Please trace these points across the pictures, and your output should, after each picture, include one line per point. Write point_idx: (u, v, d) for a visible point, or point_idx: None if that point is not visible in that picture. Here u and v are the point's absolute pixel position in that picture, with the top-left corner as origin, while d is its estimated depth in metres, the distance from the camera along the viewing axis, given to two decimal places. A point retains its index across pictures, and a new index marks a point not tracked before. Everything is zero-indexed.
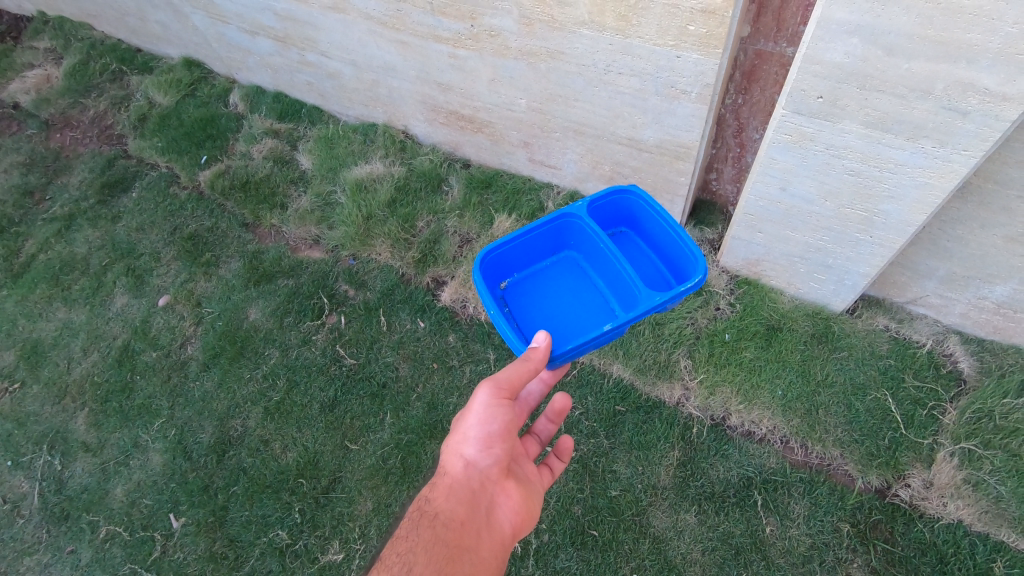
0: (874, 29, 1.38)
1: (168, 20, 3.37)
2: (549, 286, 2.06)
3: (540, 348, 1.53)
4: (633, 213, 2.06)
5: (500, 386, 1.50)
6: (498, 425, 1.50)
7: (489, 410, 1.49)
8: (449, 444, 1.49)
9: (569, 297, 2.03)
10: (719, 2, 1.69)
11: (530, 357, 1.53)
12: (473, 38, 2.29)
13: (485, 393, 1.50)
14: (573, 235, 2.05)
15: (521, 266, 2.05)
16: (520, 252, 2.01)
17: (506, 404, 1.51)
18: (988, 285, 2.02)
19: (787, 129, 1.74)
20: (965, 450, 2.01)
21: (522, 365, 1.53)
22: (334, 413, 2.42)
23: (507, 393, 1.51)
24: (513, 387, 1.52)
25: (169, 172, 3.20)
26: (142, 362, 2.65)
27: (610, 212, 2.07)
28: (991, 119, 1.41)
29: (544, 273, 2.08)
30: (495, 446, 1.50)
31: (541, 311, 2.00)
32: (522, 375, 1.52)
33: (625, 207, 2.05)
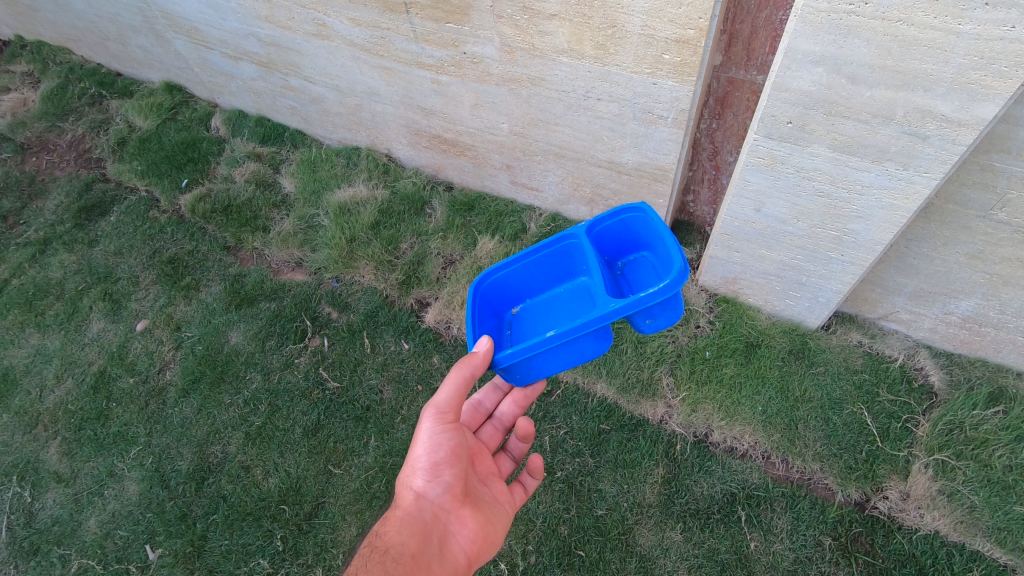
0: (837, 59, 1.46)
1: (149, 45, 3.38)
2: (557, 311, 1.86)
3: (479, 356, 1.56)
4: (643, 233, 1.78)
5: (442, 410, 1.58)
6: (445, 453, 1.57)
7: (434, 436, 1.57)
8: (401, 476, 1.57)
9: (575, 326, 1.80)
10: (691, 32, 1.76)
11: (465, 367, 1.56)
12: (456, 65, 2.34)
13: (430, 421, 1.58)
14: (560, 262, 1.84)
15: (530, 292, 1.91)
16: (521, 278, 1.86)
17: (450, 430, 1.59)
18: (954, 300, 2.10)
19: (759, 153, 1.81)
20: (939, 461, 2.07)
21: (457, 374, 1.55)
22: (317, 437, 2.39)
23: (450, 417, 1.59)
24: (455, 410, 1.60)
25: (148, 195, 3.18)
26: (118, 388, 2.60)
27: (616, 242, 1.83)
28: (949, 144, 1.49)
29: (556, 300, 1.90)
30: (443, 473, 1.56)
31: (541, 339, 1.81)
32: (458, 394, 1.58)
33: (633, 229, 1.79)
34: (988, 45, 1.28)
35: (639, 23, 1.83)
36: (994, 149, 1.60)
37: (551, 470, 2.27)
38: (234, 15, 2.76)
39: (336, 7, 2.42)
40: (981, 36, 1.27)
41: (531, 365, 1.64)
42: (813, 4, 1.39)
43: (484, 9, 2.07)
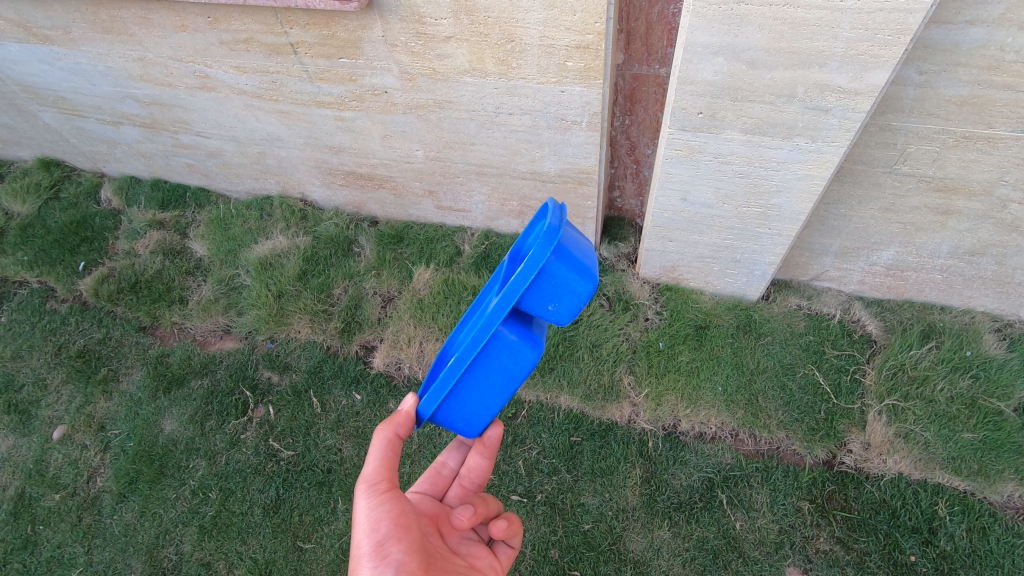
0: (735, 48, 1.48)
1: (13, 122, 3.05)
2: None
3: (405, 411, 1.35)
4: None
5: (374, 479, 1.31)
6: (387, 524, 1.26)
7: (373, 515, 1.27)
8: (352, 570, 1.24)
9: None
10: (591, 37, 1.74)
11: (390, 423, 1.35)
12: (357, 99, 2.23)
13: (363, 499, 1.29)
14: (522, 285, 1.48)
15: None
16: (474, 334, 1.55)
17: (389, 500, 1.30)
18: (875, 252, 2.21)
19: (677, 145, 1.83)
20: (890, 406, 2.17)
21: (381, 433, 1.34)
22: (280, 514, 2.23)
23: (386, 485, 1.32)
24: (392, 478, 1.34)
25: (41, 286, 2.87)
26: (42, 509, 2.32)
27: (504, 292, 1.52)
28: (850, 112, 1.55)
29: None
30: (392, 549, 1.23)
31: None
32: (389, 455, 1.34)
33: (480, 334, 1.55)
34: (871, 17, 1.32)
35: (538, 34, 1.78)
36: (890, 110, 1.66)
37: (531, 494, 2.21)
38: (104, 78, 2.52)
39: (217, 57, 2.23)
40: (863, 10, 1.32)
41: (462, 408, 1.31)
42: None
43: (376, 39, 1.96)
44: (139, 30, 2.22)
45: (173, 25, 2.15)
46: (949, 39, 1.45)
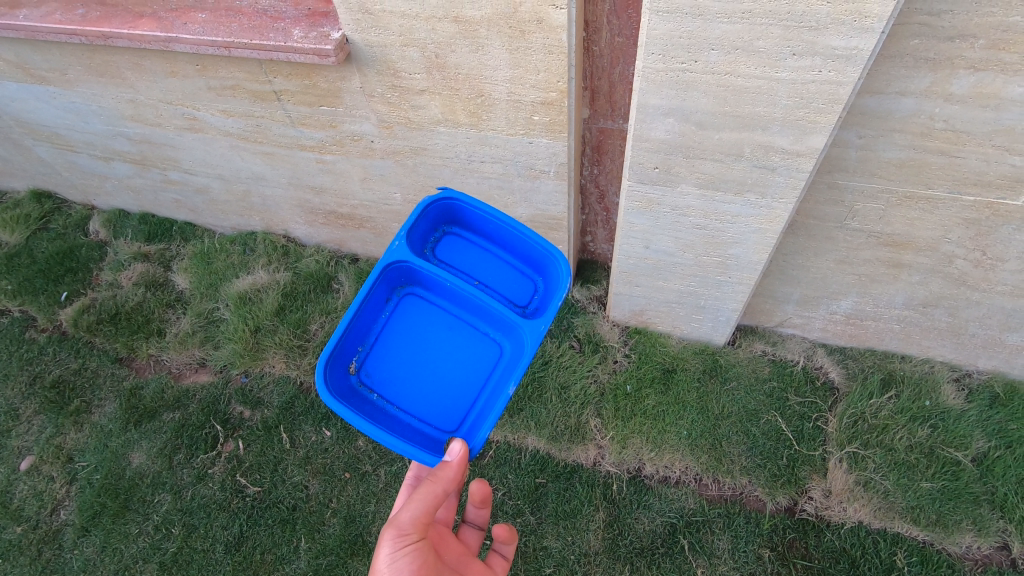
0: (684, 110, 1.57)
1: (8, 154, 3.14)
2: (422, 324, 1.90)
3: (453, 464, 1.47)
4: (352, 338, 1.81)
5: (406, 529, 1.36)
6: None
7: (397, 564, 1.32)
8: None
9: (441, 340, 1.89)
10: (554, 95, 1.84)
11: (438, 476, 1.44)
12: (337, 143, 2.33)
13: (390, 545, 1.34)
14: (404, 275, 1.88)
15: (361, 336, 1.85)
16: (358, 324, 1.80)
17: (416, 552, 1.35)
18: (835, 301, 2.28)
19: (636, 197, 1.91)
20: (851, 453, 2.20)
21: (427, 487, 1.42)
22: (242, 552, 2.22)
23: (416, 537, 1.37)
24: (421, 529, 1.38)
25: (22, 316, 2.91)
26: (3, 542, 2.31)
27: (382, 281, 1.84)
28: (795, 172, 1.64)
29: (399, 326, 1.90)
30: None
31: (430, 324, 1.91)
32: (428, 507, 1.40)
33: (358, 322, 1.81)
34: (805, 87, 1.42)
35: (505, 90, 1.88)
36: (835, 170, 1.75)
37: None
38: (97, 116, 2.62)
39: (204, 101, 2.33)
40: (797, 81, 1.41)
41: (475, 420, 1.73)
42: (651, 65, 1.49)
43: (355, 90, 2.05)
44: (131, 74, 2.32)
45: (163, 71, 2.24)
46: (883, 106, 1.54)
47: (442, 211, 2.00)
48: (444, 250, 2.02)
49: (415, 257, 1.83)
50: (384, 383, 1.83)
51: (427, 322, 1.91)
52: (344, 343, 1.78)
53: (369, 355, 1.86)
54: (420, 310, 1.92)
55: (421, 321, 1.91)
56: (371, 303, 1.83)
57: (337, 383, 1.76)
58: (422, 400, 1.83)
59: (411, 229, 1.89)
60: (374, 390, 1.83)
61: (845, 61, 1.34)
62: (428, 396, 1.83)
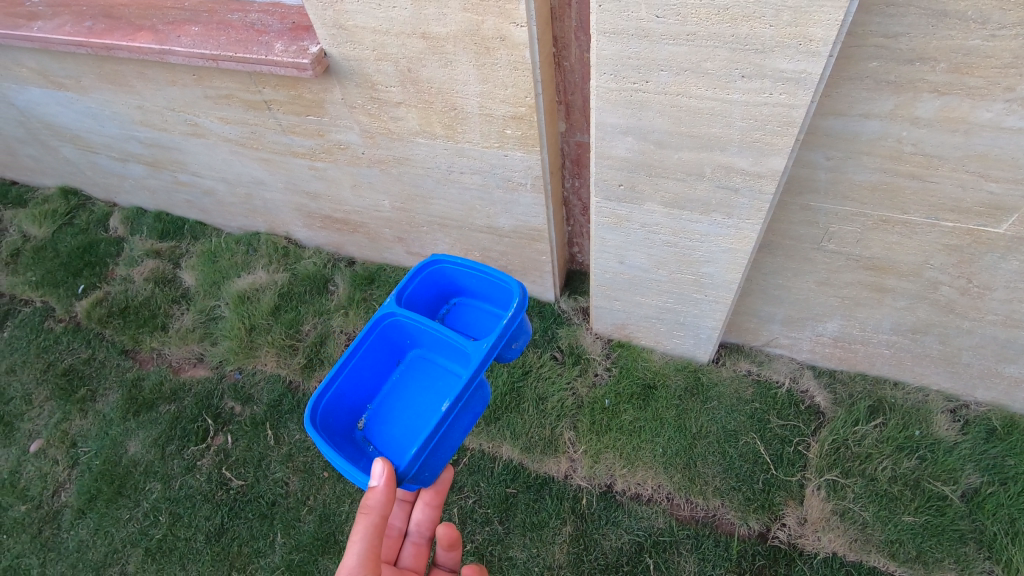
0: (641, 129, 1.55)
1: (38, 154, 3.35)
2: (421, 381, 1.93)
3: (380, 489, 1.36)
4: (353, 395, 1.86)
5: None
6: None
7: None
8: None
9: (435, 395, 1.89)
10: (523, 109, 1.85)
11: (372, 508, 1.35)
12: (326, 151, 2.39)
13: None
14: (402, 335, 1.92)
15: (365, 394, 1.90)
16: (355, 379, 1.85)
17: None
18: (821, 323, 2.21)
19: (605, 213, 1.90)
20: (830, 481, 2.13)
21: (364, 523, 1.33)
22: (221, 543, 2.31)
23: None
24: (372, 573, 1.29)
25: (43, 306, 3.10)
26: (9, 519, 2.47)
27: (383, 341, 1.91)
28: (758, 193, 1.60)
29: (401, 384, 1.94)
30: None
31: (427, 381, 1.92)
32: (370, 545, 1.31)
33: (358, 377, 1.86)
34: (758, 109, 1.39)
35: (476, 104, 1.89)
36: (806, 191, 1.71)
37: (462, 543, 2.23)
38: (111, 121, 2.76)
39: (204, 109, 2.44)
40: (749, 103, 1.38)
41: (436, 458, 1.63)
42: (605, 85, 1.48)
43: (337, 101, 2.11)
44: (137, 82, 2.44)
45: (165, 80, 2.36)
46: (848, 129, 1.50)
47: (444, 276, 2.05)
48: (451, 316, 2.06)
49: (404, 310, 1.88)
50: (382, 439, 1.84)
51: (424, 380, 1.93)
52: (343, 397, 1.82)
53: (373, 414, 1.90)
54: (421, 369, 1.95)
55: (420, 378, 1.93)
56: (371, 359, 1.89)
57: (336, 439, 1.79)
58: (412, 450, 1.79)
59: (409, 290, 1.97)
60: (373, 445, 1.84)
61: (795, 84, 1.31)
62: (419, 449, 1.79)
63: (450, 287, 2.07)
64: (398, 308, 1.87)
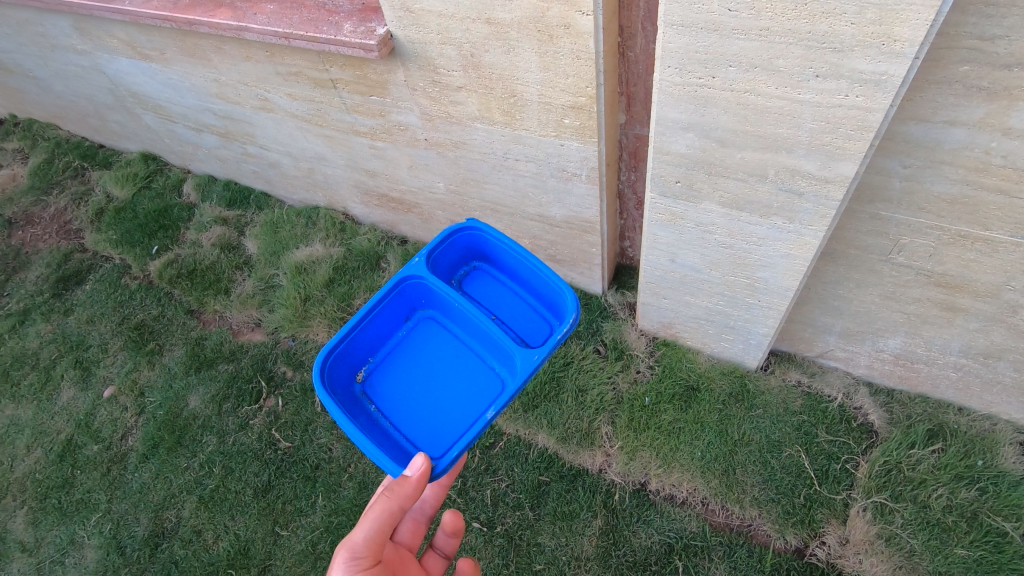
0: (704, 125, 1.50)
1: (124, 120, 3.57)
2: (429, 346, 2.00)
3: (412, 477, 1.48)
4: (364, 345, 1.96)
5: (360, 552, 1.36)
6: None
7: None
8: None
9: (444, 365, 1.96)
10: (583, 99, 1.82)
11: (395, 493, 1.45)
12: (387, 132, 2.44)
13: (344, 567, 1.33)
14: (420, 294, 2.02)
15: (374, 348, 1.99)
16: (366, 331, 1.94)
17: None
18: (882, 339, 2.09)
19: (660, 210, 1.86)
20: (877, 504, 2.04)
21: (383, 504, 1.43)
22: (267, 499, 2.45)
23: (369, 562, 1.36)
24: (376, 553, 1.38)
25: (121, 263, 3.33)
26: (82, 456, 2.69)
27: (401, 299, 2.01)
28: (824, 199, 1.52)
29: (410, 344, 2.02)
30: None
31: (437, 348, 2.00)
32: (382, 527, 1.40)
33: (371, 328, 1.96)
34: (830, 111, 1.32)
35: (536, 92, 1.88)
36: (877, 200, 1.62)
37: (492, 524, 2.27)
38: (190, 92, 2.91)
39: (274, 84, 2.53)
40: (821, 104, 1.31)
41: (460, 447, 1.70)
42: (669, 79, 1.44)
43: (400, 83, 2.15)
44: (215, 57, 2.55)
45: (240, 55, 2.46)
46: (929, 136, 1.41)
47: (469, 244, 2.10)
48: (470, 283, 2.13)
49: (429, 275, 1.97)
50: (382, 396, 1.92)
51: (436, 345, 2.00)
52: (353, 345, 1.92)
53: (376, 367, 1.98)
54: (430, 334, 2.03)
55: (432, 342, 2.01)
56: (388, 313, 1.98)
57: (337, 385, 1.88)
58: (414, 419, 1.87)
59: (435, 253, 2.04)
60: (372, 400, 1.92)
61: (874, 86, 1.23)
62: (417, 415, 1.88)
63: (477, 257, 2.14)
64: (424, 272, 1.97)
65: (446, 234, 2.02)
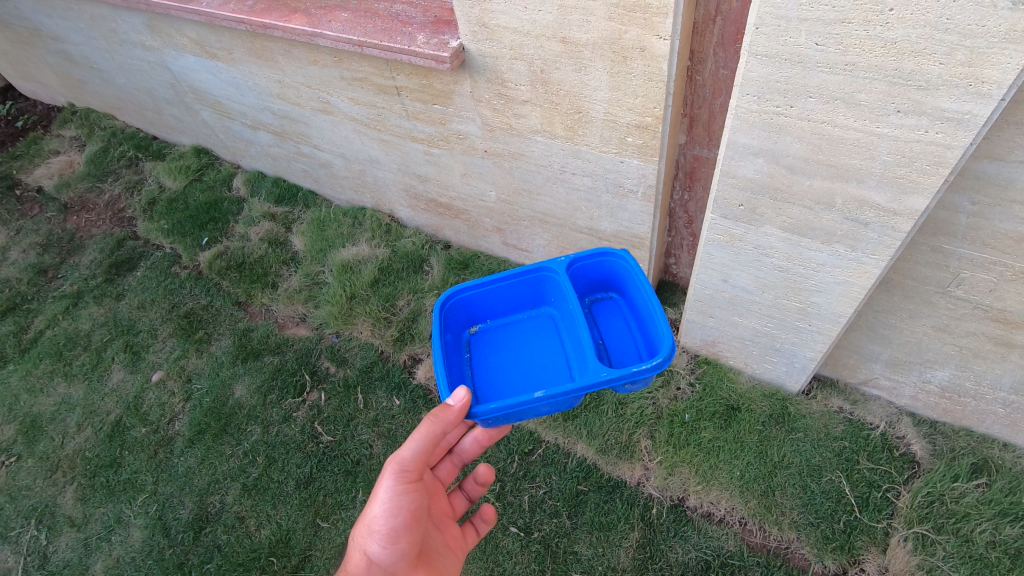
0: (775, 152, 1.54)
1: (181, 114, 3.69)
2: (536, 337, 2.04)
3: (455, 408, 1.52)
4: (484, 305, 2.04)
5: (406, 467, 1.51)
6: (402, 518, 1.50)
7: (394, 498, 1.49)
8: (356, 535, 1.50)
9: (539, 359, 1.98)
10: (649, 119, 1.87)
11: (440, 424, 1.51)
12: (444, 139, 2.50)
13: (391, 479, 1.50)
14: (550, 290, 2.04)
15: (494, 313, 2.08)
16: (493, 296, 2.03)
17: (411, 491, 1.52)
18: (929, 370, 2.10)
19: (719, 231, 1.89)
20: (919, 535, 2.04)
21: (427, 428, 1.49)
22: (308, 490, 2.51)
23: (413, 475, 1.52)
24: (419, 467, 1.53)
25: (172, 252, 3.44)
26: (131, 437, 2.77)
27: (533, 287, 2.05)
28: (890, 230, 1.55)
29: (522, 328, 2.08)
30: (399, 541, 1.50)
31: (540, 342, 2.02)
32: (427, 450, 1.51)
33: (495, 296, 2.03)
34: (908, 146, 1.34)
35: (602, 110, 1.93)
36: (940, 233, 1.64)
37: (529, 530, 2.31)
38: (251, 91, 3.00)
39: (337, 88, 2.61)
40: (900, 138, 1.34)
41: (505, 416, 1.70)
42: (745, 106, 1.48)
43: (465, 93, 2.21)
44: (282, 59, 2.64)
45: (308, 59, 2.54)
46: (1002, 174, 1.44)
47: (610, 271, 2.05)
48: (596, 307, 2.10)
49: (563, 277, 1.96)
50: (479, 353, 2.02)
51: (541, 340, 2.03)
52: (477, 300, 2.02)
53: (488, 330, 2.08)
54: (541, 329, 2.06)
55: (539, 333, 2.05)
56: (517, 290, 2.04)
57: (452, 322, 2.01)
58: (491, 385, 1.93)
59: (581, 264, 2.03)
60: (470, 350, 2.03)
61: (956, 124, 1.26)
62: (496, 387, 1.92)
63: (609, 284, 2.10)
64: (561, 272, 1.97)
65: (599, 252, 2.00)
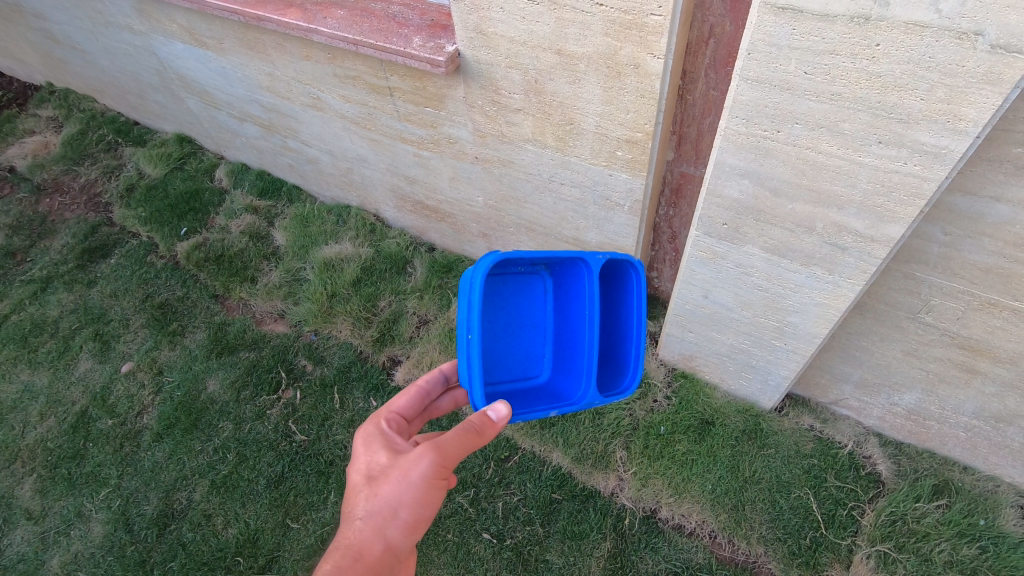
0: (760, 174, 1.58)
1: (165, 101, 3.62)
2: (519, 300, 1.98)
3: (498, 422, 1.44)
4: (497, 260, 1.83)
5: (446, 460, 1.35)
6: (428, 510, 1.35)
7: (426, 488, 1.33)
8: (375, 517, 1.31)
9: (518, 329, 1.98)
10: (639, 135, 1.90)
11: (484, 432, 1.41)
12: (434, 143, 2.51)
13: (427, 467, 1.33)
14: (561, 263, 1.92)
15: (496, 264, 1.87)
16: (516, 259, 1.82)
17: (442, 486, 1.37)
18: (897, 393, 2.17)
19: (701, 248, 1.93)
20: (881, 553, 2.09)
21: (473, 431, 1.39)
22: (279, 490, 2.47)
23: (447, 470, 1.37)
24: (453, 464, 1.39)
25: (149, 241, 3.36)
26: (96, 429, 2.70)
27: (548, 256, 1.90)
28: (866, 256, 1.60)
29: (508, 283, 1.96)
30: (417, 532, 1.35)
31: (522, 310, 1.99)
32: (467, 450, 1.39)
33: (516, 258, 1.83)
34: (887, 175, 1.39)
35: (594, 123, 1.96)
36: (913, 261, 1.70)
37: (501, 537, 2.31)
38: (240, 83, 2.97)
39: (329, 85, 2.59)
40: (879, 168, 1.39)
41: None
42: (734, 129, 1.51)
43: (458, 98, 2.22)
44: (274, 52, 2.62)
45: (300, 54, 2.52)
46: (974, 208, 1.49)
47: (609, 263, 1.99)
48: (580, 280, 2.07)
49: (590, 273, 1.87)
50: None
51: (524, 307, 1.99)
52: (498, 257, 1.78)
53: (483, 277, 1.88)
54: (526, 293, 1.99)
55: (522, 299, 1.99)
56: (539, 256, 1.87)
57: None
58: None
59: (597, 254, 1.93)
60: None
61: (933, 158, 1.31)
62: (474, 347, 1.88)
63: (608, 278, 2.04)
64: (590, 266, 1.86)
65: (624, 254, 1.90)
